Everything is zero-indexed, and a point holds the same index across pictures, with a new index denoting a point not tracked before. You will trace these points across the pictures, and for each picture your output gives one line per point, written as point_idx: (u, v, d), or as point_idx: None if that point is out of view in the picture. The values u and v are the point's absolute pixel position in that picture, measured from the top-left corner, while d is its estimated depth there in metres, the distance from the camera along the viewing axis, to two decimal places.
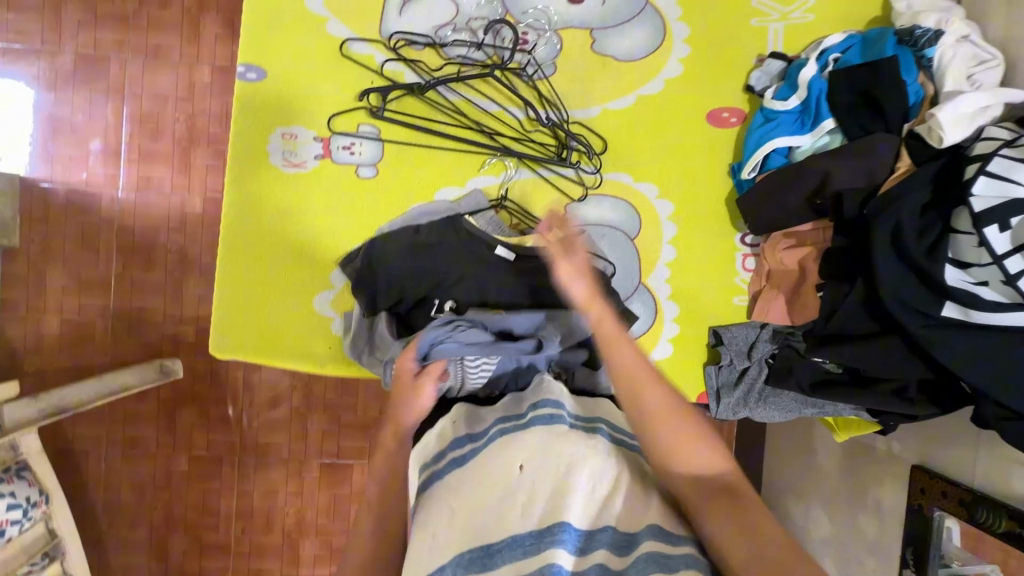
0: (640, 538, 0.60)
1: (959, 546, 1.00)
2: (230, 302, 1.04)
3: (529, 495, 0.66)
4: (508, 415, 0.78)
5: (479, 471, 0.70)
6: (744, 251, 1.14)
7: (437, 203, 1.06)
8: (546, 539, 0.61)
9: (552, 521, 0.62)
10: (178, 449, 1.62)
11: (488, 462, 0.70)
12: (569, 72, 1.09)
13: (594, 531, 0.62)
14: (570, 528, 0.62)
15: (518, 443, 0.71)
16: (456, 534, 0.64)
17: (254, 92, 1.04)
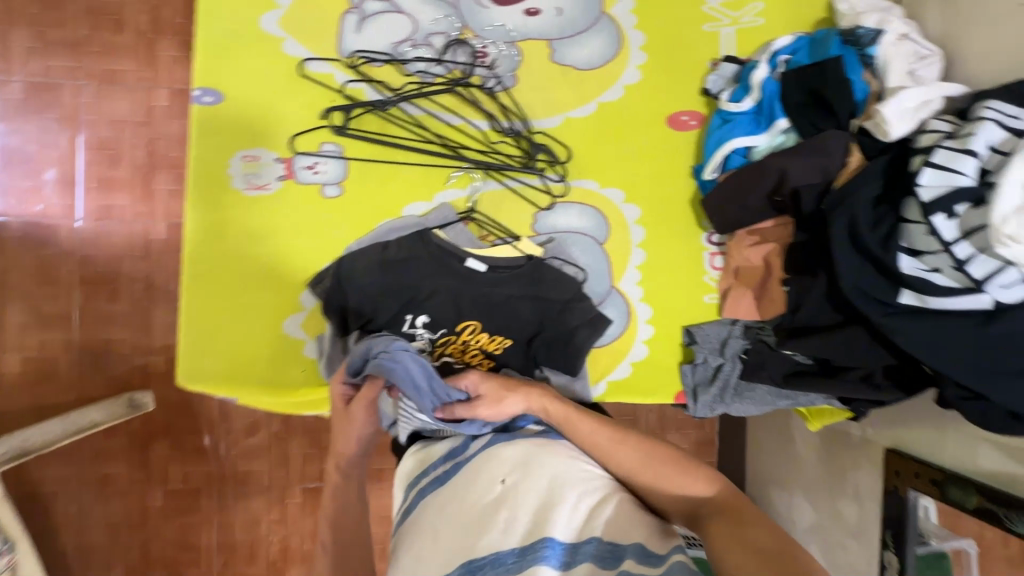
0: (624, 552, 0.61)
1: (937, 524, 1.02)
2: (197, 330, 1.02)
3: (512, 508, 0.69)
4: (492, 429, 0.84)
5: (465, 488, 0.74)
6: (711, 250, 1.16)
7: (404, 218, 1.05)
8: (529, 554, 0.64)
9: (535, 537, 0.65)
10: (152, 484, 1.57)
11: (473, 477, 0.75)
12: (530, 83, 1.10)
13: (578, 543, 0.65)
14: (554, 542, 0.64)
15: (502, 457, 0.76)
16: (442, 555, 0.68)
17: (212, 116, 1.03)
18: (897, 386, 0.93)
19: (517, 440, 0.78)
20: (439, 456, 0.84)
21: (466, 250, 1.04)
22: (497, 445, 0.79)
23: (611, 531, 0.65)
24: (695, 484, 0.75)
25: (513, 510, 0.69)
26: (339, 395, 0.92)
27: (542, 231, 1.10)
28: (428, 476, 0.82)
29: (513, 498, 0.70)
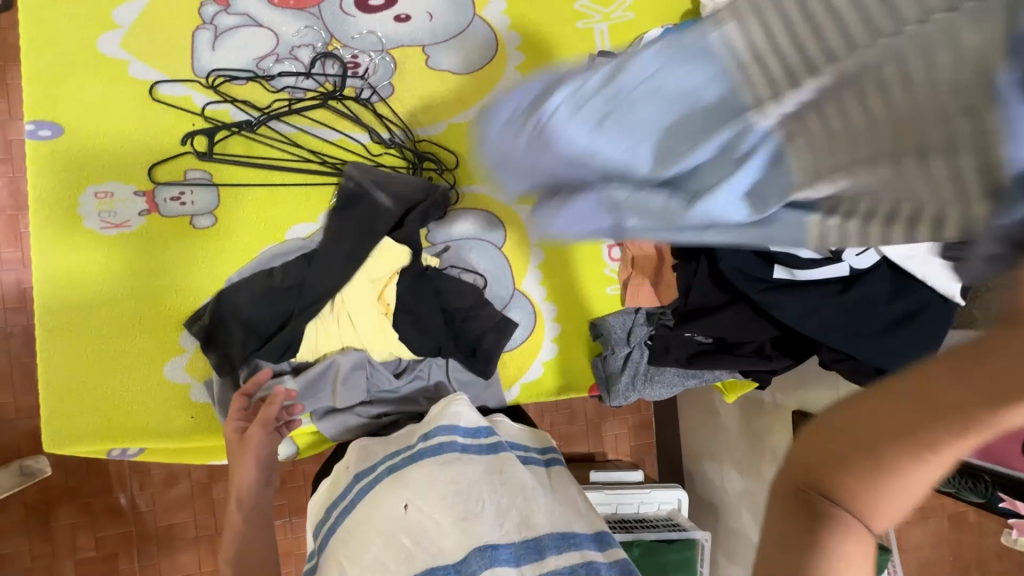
0: (543, 549, 0.66)
1: None
2: (61, 389, 0.92)
3: (417, 533, 0.67)
4: (398, 449, 0.81)
5: (367, 520, 0.70)
6: (609, 243, 1.18)
7: (288, 242, 1.00)
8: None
9: (435, 561, 0.65)
10: (59, 556, 1.42)
11: (377, 506, 0.70)
12: (407, 91, 1.07)
13: (475, 552, 0.65)
14: (453, 565, 0.65)
15: (407, 482, 0.72)
16: None
17: (52, 152, 0.93)
18: (785, 354, 0.99)
19: (422, 460, 0.75)
20: (343, 486, 0.80)
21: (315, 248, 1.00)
22: (403, 467, 0.75)
23: (523, 527, 0.69)
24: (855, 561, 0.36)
25: (419, 535, 0.67)
26: (233, 425, 0.84)
27: (438, 241, 1.09)
28: (334, 507, 0.78)
29: (420, 522, 0.68)
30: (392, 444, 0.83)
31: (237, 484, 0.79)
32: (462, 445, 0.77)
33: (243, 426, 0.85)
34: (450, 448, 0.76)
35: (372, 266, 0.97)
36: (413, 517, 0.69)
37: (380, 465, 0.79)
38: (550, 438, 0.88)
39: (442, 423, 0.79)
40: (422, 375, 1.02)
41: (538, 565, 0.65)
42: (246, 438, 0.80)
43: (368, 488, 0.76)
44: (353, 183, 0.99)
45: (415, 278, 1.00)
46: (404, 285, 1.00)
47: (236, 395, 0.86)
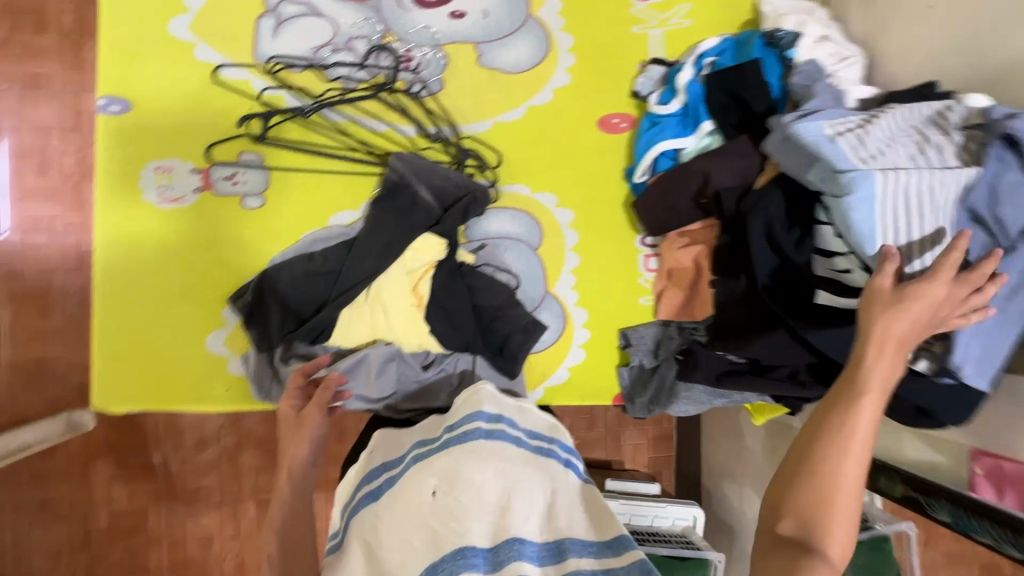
0: (566, 550, 0.66)
1: None
2: (113, 350, 0.98)
3: (444, 518, 0.68)
4: (425, 439, 0.82)
5: (397, 504, 0.72)
6: (646, 252, 1.17)
7: (329, 228, 1.02)
8: (458, 562, 0.64)
9: (462, 544, 0.66)
10: (95, 505, 1.50)
11: (405, 491, 0.72)
12: (457, 87, 1.08)
13: (504, 544, 0.66)
14: (481, 550, 0.66)
15: (433, 468, 0.73)
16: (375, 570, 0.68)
17: (120, 127, 0.98)
18: (820, 382, 0.95)
19: (451, 447, 0.75)
20: (369, 468, 0.83)
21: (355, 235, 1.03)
22: (431, 455, 0.76)
23: (548, 532, 0.70)
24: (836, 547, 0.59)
25: (448, 520, 0.68)
26: (288, 402, 0.86)
27: (475, 237, 1.10)
28: (359, 488, 0.81)
29: (446, 508, 0.69)
30: (420, 435, 0.85)
31: (290, 453, 0.81)
32: (486, 432, 0.77)
33: (297, 404, 0.87)
34: (472, 435, 0.76)
35: (410, 257, 0.99)
36: (440, 502, 0.70)
37: (409, 454, 0.80)
38: (562, 427, 0.83)
39: (466, 414, 0.79)
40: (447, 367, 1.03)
41: (559, 566, 0.66)
42: (304, 416, 0.83)
43: (395, 477, 0.77)
44: (398, 174, 1.01)
45: (450, 273, 1.02)
46: (442, 279, 1.02)
47: (295, 372, 0.89)
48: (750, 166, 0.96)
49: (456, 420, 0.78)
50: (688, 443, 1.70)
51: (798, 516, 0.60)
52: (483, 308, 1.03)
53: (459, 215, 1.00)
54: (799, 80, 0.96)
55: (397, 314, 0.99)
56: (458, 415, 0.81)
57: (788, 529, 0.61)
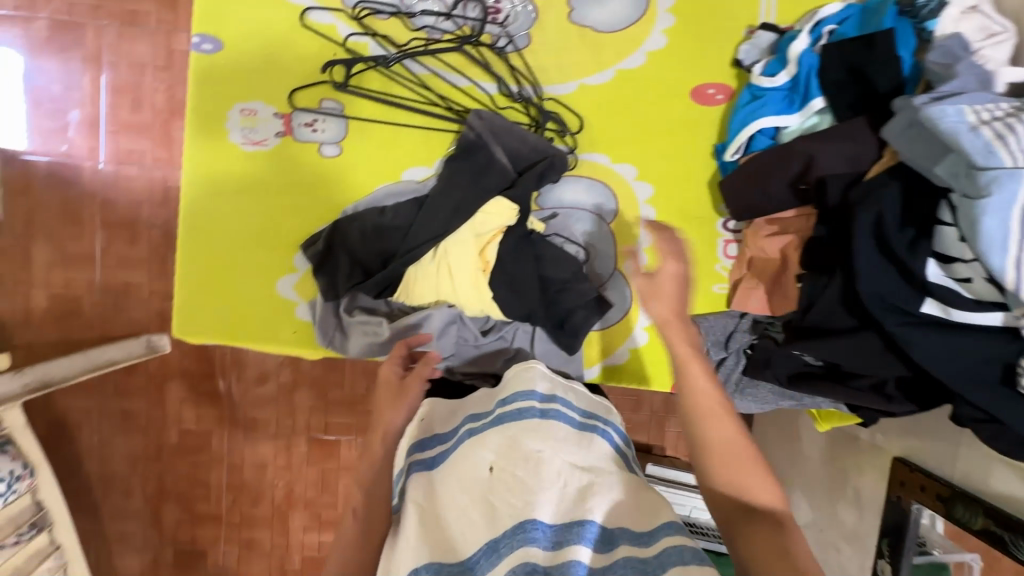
0: (617, 539, 0.63)
1: (942, 533, 0.97)
2: (194, 283, 1.02)
3: (504, 493, 0.67)
4: (477, 414, 0.80)
5: (455, 477, 0.70)
6: (726, 237, 1.09)
7: (402, 184, 1.02)
8: (518, 536, 0.62)
9: (523, 518, 0.64)
10: (167, 421, 1.63)
11: (462, 464, 0.71)
12: (544, 44, 1.02)
13: (565, 525, 0.64)
14: (542, 524, 0.64)
15: (489, 444, 0.72)
16: (432, 544, 0.66)
17: (211, 66, 1.00)
18: (909, 399, 0.88)
19: (507, 423, 0.74)
20: (423, 435, 0.81)
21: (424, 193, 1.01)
22: (485, 429, 0.74)
23: (608, 516, 0.66)
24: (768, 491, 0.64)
25: (506, 493, 0.66)
26: (392, 368, 0.90)
27: (546, 206, 1.07)
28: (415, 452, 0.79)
29: (505, 483, 0.68)
30: (469, 410, 0.83)
31: (384, 419, 0.85)
32: (539, 411, 0.76)
33: (396, 371, 0.91)
34: (527, 414, 0.75)
35: (481, 221, 0.96)
36: (498, 477, 0.68)
37: (462, 427, 0.79)
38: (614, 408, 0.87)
39: (512, 393, 0.79)
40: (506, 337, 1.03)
41: (611, 553, 0.62)
42: (406, 385, 0.87)
43: (450, 449, 0.76)
44: (475, 133, 0.98)
45: (517, 240, 0.99)
46: (513, 245, 0.99)
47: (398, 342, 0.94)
48: (863, 152, 0.86)
49: (510, 396, 0.77)
50: None
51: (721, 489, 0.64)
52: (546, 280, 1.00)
53: (535, 178, 0.95)
54: (935, 56, 0.83)
55: (462, 278, 0.97)
56: (511, 392, 0.80)
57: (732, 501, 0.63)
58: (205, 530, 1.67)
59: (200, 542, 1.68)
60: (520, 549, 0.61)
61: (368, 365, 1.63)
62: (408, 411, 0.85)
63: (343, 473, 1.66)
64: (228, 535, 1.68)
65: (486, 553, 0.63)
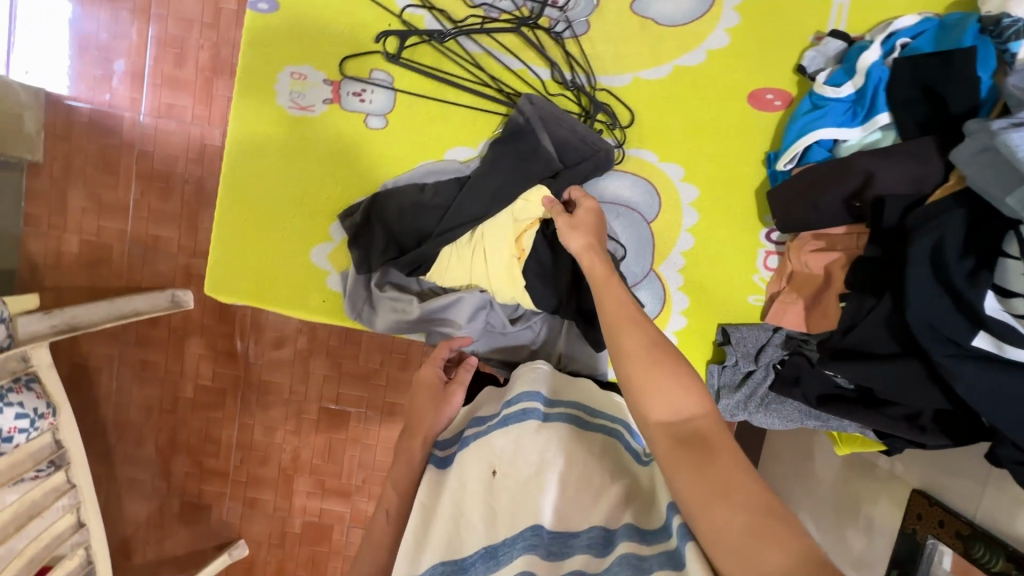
0: (616, 538, 0.61)
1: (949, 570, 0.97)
2: (230, 243, 1.02)
3: (505, 499, 0.67)
4: (481, 415, 0.79)
5: (458, 481, 0.70)
6: (768, 249, 1.06)
7: (445, 162, 1.01)
8: (517, 546, 0.61)
9: (524, 525, 0.63)
10: (185, 376, 1.66)
11: (464, 469, 0.71)
12: (603, 33, 1.00)
13: (562, 535, 0.63)
14: (544, 529, 0.63)
15: (494, 447, 0.71)
16: (435, 545, 0.65)
17: (265, 26, 0.98)
18: (943, 431, 0.86)
19: (512, 425, 0.71)
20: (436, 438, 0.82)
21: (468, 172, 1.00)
22: (487, 430, 0.73)
23: (608, 518, 0.64)
24: (689, 410, 0.61)
25: (509, 500, 0.66)
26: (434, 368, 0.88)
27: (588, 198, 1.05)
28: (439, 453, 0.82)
29: (506, 490, 0.67)
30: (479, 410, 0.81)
31: (426, 424, 0.82)
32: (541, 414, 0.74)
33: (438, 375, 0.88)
34: (528, 415, 0.73)
35: (520, 207, 0.95)
36: (501, 482, 0.68)
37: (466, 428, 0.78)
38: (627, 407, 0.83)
39: (522, 392, 0.76)
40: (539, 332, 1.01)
41: (609, 555, 0.60)
42: (450, 391, 0.85)
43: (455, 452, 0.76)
44: (523, 118, 0.96)
45: (554, 230, 0.97)
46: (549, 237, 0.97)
47: (441, 343, 0.92)
48: (927, 173, 0.83)
49: (514, 396, 0.74)
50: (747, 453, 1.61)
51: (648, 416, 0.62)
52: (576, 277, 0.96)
53: (574, 180, 0.96)
54: (1015, 81, 0.77)
55: (497, 264, 0.97)
56: (513, 392, 0.78)
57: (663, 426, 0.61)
58: (211, 486, 1.70)
59: (205, 497, 1.71)
60: (518, 558, 0.60)
61: (384, 341, 1.64)
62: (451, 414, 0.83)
63: (350, 443, 1.68)
64: (233, 493, 1.70)
65: (484, 557, 0.63)
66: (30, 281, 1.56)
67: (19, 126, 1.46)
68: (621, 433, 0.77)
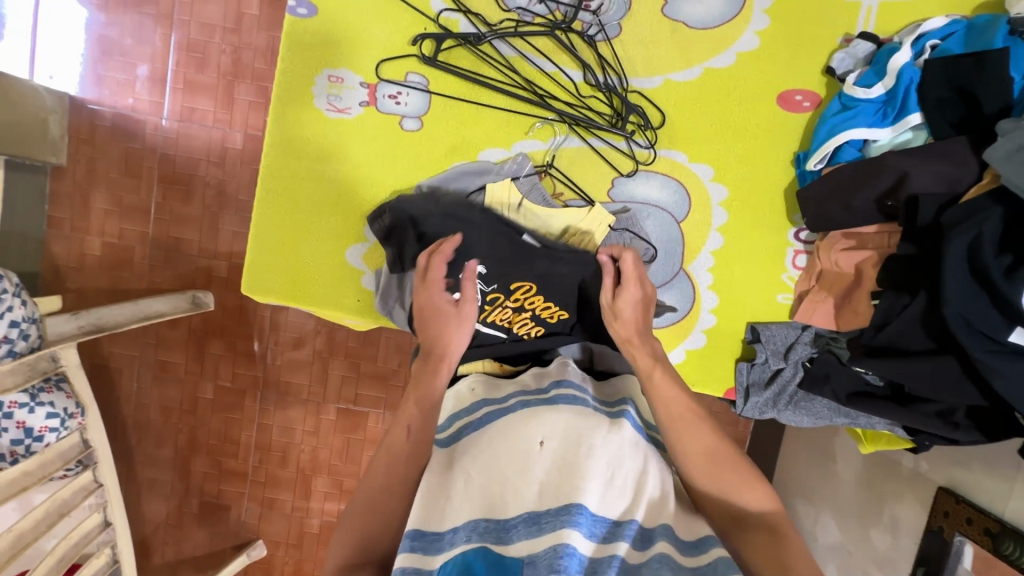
0: (656, 536, 0.61)
1: (969, 570, 0.96)
2: (265, 242, 1.04)
3: (550, 472, 0.65)
4: (527, 389, 0.78)
5: (499, 441, 0.68)
6: (796, 247, 1.08)
7: (480, 164, 1.03)
8: (563, 517, 0.59)
9: (569, 501, 0.61)
10: (205, 377, 1.68)
11: (506, 434, 0.68)
12: (634, 36, 1.02)
13: (602, 520, 0.63)
14: (588, 512, 0.61)
15: (545, 416, 0.69)
16: (477, 501, 0.65)
17: (303, 30, 1.00)
18: (976, 427, 0.87)
19: (560, 404, 0.71)
20: (470, 402, 0.81)
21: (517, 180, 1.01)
22: (538, 404, 0.72)
23: (648, 517, 0.64)
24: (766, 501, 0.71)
25: (556, 476, 0.65)
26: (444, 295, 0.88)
27: (618, 199, 1.06)
28: (457, 418, 0.79)
29: (553, 464, 0.66)
30: (520, 384, 0.82)
31: None
32: (593, 405, 0.74)
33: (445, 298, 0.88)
34: (584, 402, 0.73)
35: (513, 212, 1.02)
36: (550, 456, 0.66)
37: (510, 398, 0.76)
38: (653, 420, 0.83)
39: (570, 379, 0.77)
40: (563, 322, 0.98)
41: (647, 551, 0.60)
42: (464, 308, 0.86)
43: (498, 413, 0.73)
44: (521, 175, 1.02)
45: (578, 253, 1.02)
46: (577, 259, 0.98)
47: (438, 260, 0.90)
48: (960, 172, 0.84)
49: (567, 381, 0.75)
50: (761, 453, 1.62)
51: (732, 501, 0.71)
52: (590, 291, 0.98)
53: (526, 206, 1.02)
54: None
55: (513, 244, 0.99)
56: (565, 378, 0.79)
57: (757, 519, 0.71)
58: (230, 486, 1.71)
59: (224, 497, 1.71)
60: (562, 529, 0.58)
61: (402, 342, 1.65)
62: (467, 339, 0.85)
63: (367, 443, 1.69)
64: (251, 493, 1.71)
65: (526, 521, 0.61)
66: (52, 282, 1.58)
67: (44, 131, 1.48)
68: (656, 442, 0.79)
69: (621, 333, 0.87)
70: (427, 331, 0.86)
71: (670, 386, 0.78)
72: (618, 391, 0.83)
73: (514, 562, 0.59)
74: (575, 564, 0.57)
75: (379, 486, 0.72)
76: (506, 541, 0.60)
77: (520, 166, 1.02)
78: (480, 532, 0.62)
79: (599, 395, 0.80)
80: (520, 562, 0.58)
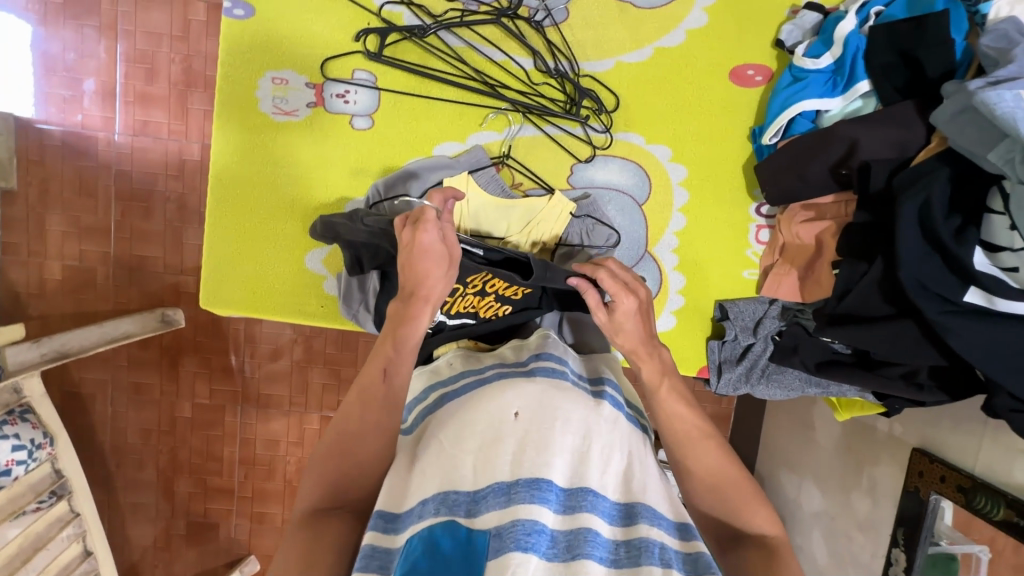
0: (637, 517, 0.61)
1: (950, 526, 0.98)
2: (221, 253, 1.01)
3: (523, 444, 0.63)
4: (506, 362, 0.79)
5: (474, 411, 0.67)
6: (759, 223, 1.08)
7: (436, 158, 1.00)
8: (533, 490, 0.59)
9: (538, 475, 0.60)
10: (182, 395, 1.64)
11: (480, 406, 0.67)
12: (582, 19, 1.01)
13: (578, 491, 0.61)
14: (558, 488, 0.61)
15: (519, 388, 0.68)
16: (446, 476, 0.63)
17: (241, 32, 0.97)
18: (940, 388, 0.88)
19: (537, 375, 0.71)
20: (447, 375, 0.80)
21: (477, 170, 0.99)
22: (515, 376, 0.72)
23: (624, 494, 0.64)
24: (732, 473, 0.73)
25: (527, 448, 0.63)
26: (433, 232, 0.78)
27: (578, 185, 1.05)
28: (433, 390, 0.79)
29: (526, 435, 0.65)
30: (499, 357, 0.81)
31: None
32: (573, 379, 0.74)
33: (436, 237, 0.79)
34: (563, 375, 0.72)
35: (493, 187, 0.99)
36: (524, 426, 0.65)
37: (488, 368, 0.77)
38: (636, 394, 0.83)
39: (551, 352, 0.77)
40: (528, 297, 0.95)
41: (629, 530, 0.60)
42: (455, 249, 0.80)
43: (475, 384, 0.74)
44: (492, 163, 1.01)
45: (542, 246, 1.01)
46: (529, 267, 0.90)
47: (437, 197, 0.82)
48: (910, 136, 0.84)
49: (546, 352, 0.75)
50: (745, 426, 1.64)
51: (699, 475, 0.73)
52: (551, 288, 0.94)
53: (492, 192, 0.99)
54: (988, 41, 0.77)
55: (487, 218, 0.99)
56: (545, 350, 0.78)
57: (727, 490, 0.73)
58: (217, 504, 1.68)
59: (211, 515, 1.68)
60: (533, 505, 0.57)
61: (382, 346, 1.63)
62: (451, 283, 0.80)
63: None
64: (240, 509, 1.68)
65: (497, 492, 0.60)
66: (13, 311, 1.52)
67: None
68: (639, 418, 0.79)
69: (626, 346, 0.80)
70: (412, 268, 0.78)
71: (676, 403, 0.76)
72: (595, 367, 0.84)
73: (481, 536, 0.57)
74: (545, 541, 0.56)
75: (354, 495, 0.71)
76: (475, 514, 0.59)
77: (477, 153, 1.00)
78: (448, 505, 0.61)
79: (581, 369, 0.81)
80: (487, 535, 0.57)
